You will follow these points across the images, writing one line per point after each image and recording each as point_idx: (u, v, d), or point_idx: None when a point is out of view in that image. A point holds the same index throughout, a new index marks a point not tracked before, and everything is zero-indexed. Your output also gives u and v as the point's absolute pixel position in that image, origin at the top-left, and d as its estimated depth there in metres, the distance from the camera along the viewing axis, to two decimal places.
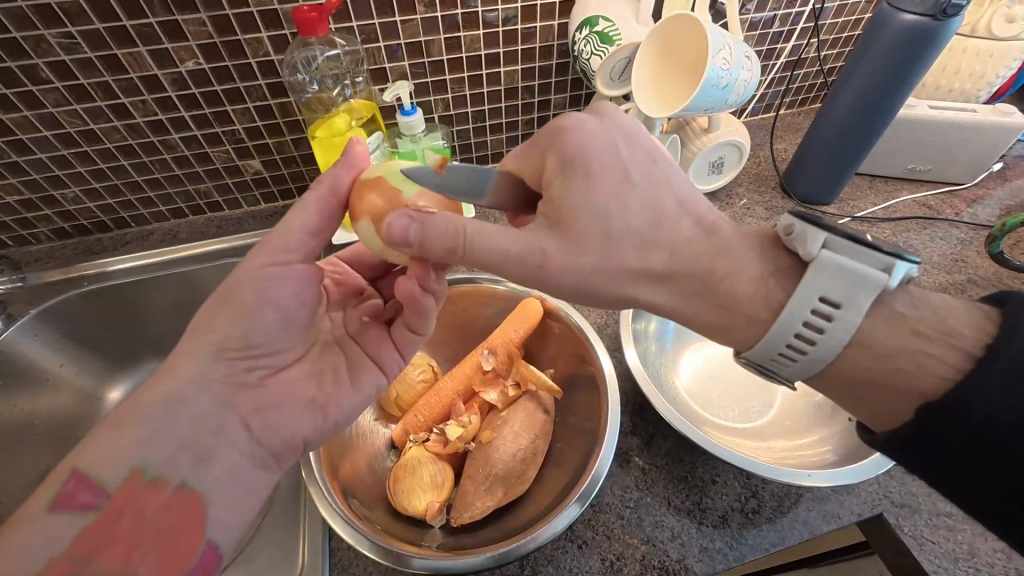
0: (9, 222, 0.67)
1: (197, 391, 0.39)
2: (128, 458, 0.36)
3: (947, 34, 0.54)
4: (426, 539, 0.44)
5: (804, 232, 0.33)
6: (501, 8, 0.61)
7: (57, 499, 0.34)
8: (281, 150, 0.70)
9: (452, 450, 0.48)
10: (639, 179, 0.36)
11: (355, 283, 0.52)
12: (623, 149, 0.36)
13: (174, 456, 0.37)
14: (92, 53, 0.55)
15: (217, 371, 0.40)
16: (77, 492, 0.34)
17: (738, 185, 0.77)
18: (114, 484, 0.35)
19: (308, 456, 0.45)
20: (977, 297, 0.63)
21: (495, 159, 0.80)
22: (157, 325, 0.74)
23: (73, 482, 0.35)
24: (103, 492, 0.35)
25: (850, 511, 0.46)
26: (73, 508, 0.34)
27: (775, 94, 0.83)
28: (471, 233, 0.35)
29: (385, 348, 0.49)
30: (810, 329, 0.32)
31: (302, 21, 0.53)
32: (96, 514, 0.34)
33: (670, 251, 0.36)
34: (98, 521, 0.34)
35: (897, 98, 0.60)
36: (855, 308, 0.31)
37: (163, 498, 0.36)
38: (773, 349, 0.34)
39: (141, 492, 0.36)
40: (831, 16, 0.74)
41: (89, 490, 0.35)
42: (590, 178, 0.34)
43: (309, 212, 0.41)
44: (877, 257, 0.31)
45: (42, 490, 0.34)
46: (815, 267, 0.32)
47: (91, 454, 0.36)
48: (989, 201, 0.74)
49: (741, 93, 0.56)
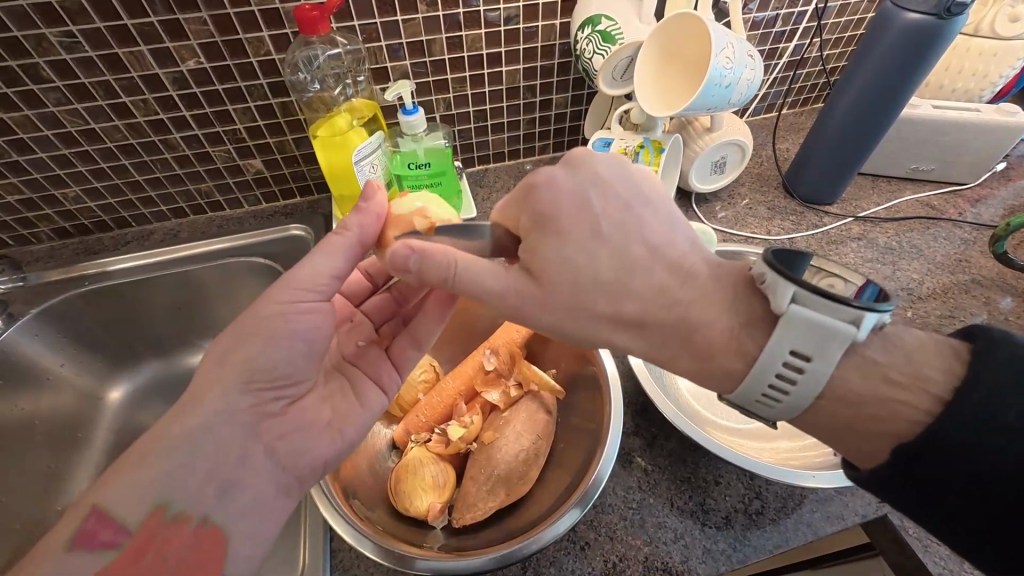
0: (9, 222, 0.67)
1: (219, 421, 0.38)
2: (151, 494, 0.35)
3: (950, 34, 0.54)
4: (428, 541, 0.44)
5: (774, 282, 0.32)
6: (502, 7, 0.61)
7: (75, 538, 0.33)
8: (281, 150, 0.70)
9: (453, 451, 0.48)
10: (610, 229, 0.36)
11: (345, 311, 0.54)
12: (599, 195, 0.37)
13: (196, 489, 0.37)
14: (92, 52, 0.55)
15: (243, 401, 0.39)
16: (97, 530, 0.34)
17: (740, 185, 0.77)
18: (136, 521, 0.35)
19: (318, 486, 0.44)
20: (980, 297, 0.62)
21: (496, 159, 0.79)
22: (158, 325, 0.74)
23: (92, 520, 0.34)
24: (125, 530, 0.34)
25: (854, 512, 0.45)
26: (93, 548, 0.33)
27: (777, 94, 0.83)
28: (462, 266, 0.36)
29: (385, 369, 0.49)
30: (783, 380, 0.32)
31: (303, 20, 0.53)
32: (118, 553, 0.34)
33: (651, 290, 0.35)
34: (121, 558, 0.33)
35: (899, 98, 0.59)
36: (824, 361, 0.31)
37: (185, 534, 0.36)
38: (757, 389, 0.33)
39: (165, 527, 0.35)
40: (833, 16, 0.74)
41: (111, 527, 0.34)
42: (563, 231, 0.35)
43: (335, 254, 0.43)
44: (847, 309, 0.30)
45: (58, 531, 0.33)
46: (784, 322, 0.31)
47: (111, 490, 0.35)
48: (991, 201, 0.74)
49: (743, 93, 0.56)
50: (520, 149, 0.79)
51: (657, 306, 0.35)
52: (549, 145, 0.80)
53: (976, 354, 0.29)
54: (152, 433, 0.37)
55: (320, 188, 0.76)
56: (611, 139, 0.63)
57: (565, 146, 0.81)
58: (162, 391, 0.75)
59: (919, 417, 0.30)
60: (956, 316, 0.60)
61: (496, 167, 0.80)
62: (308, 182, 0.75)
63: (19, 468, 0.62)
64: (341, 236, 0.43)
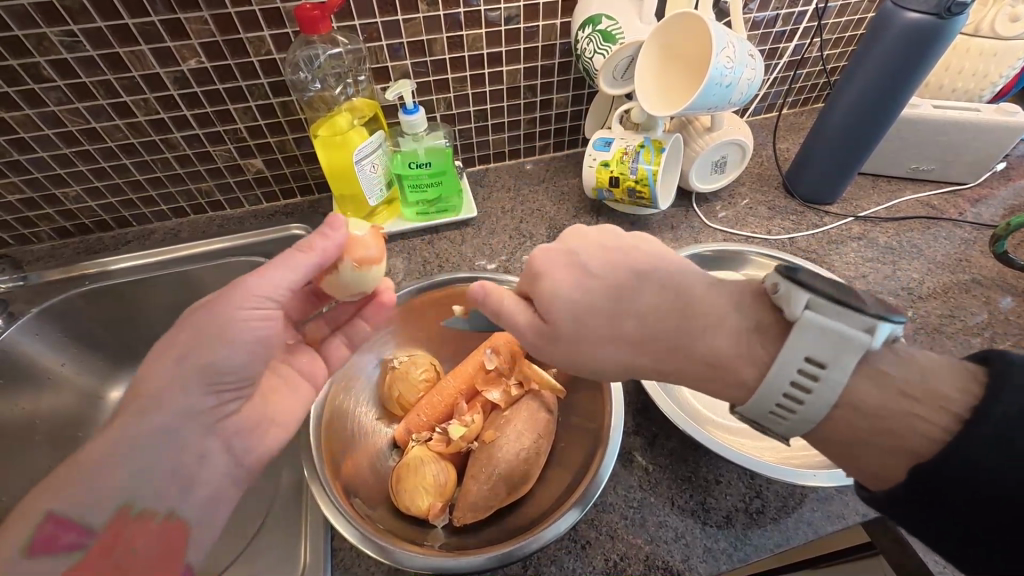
0: (9, 221, 0.67)
1: (181, 424, 0.39)
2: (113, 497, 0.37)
3: (950, 34, 0.54)
4: (428, 540, 0.44)
5: (788, 291, 0.34)
6: (503, 7, 0.61)
7: (33, 543, 0.35)
8: (282, 150, 0.70)
9: (454, 450, 0.48)
10: (602, 272, 0.38)
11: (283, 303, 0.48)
12: (587, 250, 0.40)
13: (157, 489, 0.39)
14: (93, 51, 0.55)
15: (204, 404, 0.40)
16: (58, 535, 0.35)
17: (740, 185, 0.77)
18: (100, 522, 0.37)
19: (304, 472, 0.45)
20: (981, 297, 0.62)
21: (496, 159, 0.79)
22: (158, 325, 0.74)
23: (49, 525, 0.35)
24: (88, 531, 0.36)
25: (854, 511, 0.45)
26: (57, 551, 0.35)
27: (777, 94, 0.83)
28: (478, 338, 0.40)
29: (321, 367, 0.50)
30: (804, 378, 0.32)
31: (304, 19, 0.53)
32: (84, 553, 0.36)
33: (653, 316, 0.37)
34: (88, 558, 0.36)
35: (899, 98, 0.59)
36: (839, 368, 0.31)
37: (151, 528, 0.38)
38: (769, 401, 0.34)
39: (130, 524, 0.38)
40: (834, 16, 0.74)
41: (73, 531, 0.36)
42: (555, 279, 0.39)
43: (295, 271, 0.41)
44: (860, 318, 0.31)
45: (17, 534, 0.34)
46: (799, 327, 0.32)
47: (65, 495, 0.36)
48: (992, 201, 0.74)
49: (743, 93, 0.56)
50: (521, 148, 0.79)
51: (661, 331, 0.37)
52: (549, 145, 0.80)
53: (992, 379, 0.29)
54: (103, 434, 0.38)
55: (320, 187, 0.76)
56: (612, 139, 0.64)
57: (565, 146, 0.81)
58: None
59: (928, 430, 0.30)
60: (956, 315, 0.60)
61: (497, 167, 0.80)
62: (308, 181, 0.75)
63: (18, 467, 0.62)
64: (303, 252, 0.41)
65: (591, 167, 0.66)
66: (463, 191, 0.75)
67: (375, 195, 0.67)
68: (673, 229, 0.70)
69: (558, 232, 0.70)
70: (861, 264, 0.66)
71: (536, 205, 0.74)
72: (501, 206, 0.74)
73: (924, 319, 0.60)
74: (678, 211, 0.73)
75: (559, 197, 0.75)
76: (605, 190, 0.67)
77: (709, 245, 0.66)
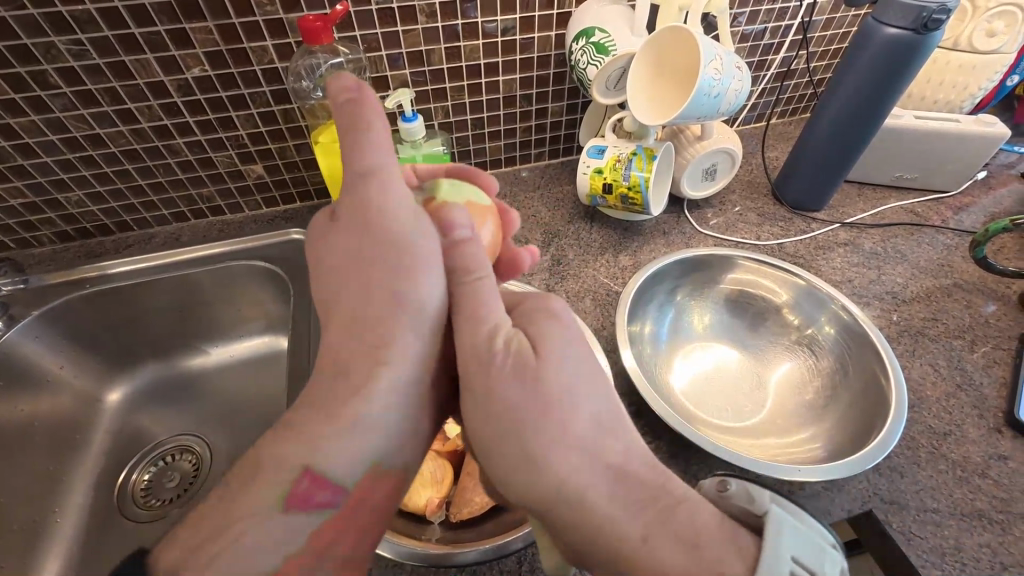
0: (13, 224, 0.68)
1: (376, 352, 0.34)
2: (364, 454, 0.33)
3: (928, 48, 0.56)
4: (426, 534, 0.46)
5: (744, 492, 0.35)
6: (500, 19, 0.63)
7: (288, 498, 0.31)
8: (283, 156, 0.71)
9: (450, 448, 0.51)
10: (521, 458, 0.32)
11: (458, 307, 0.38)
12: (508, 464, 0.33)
13: (400, 447, 0.36)
14: (100, 59, 0.56)
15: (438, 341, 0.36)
16: (312, 492, 0.32)
17: (731, 192, 0.79)
18: (351, 481, 0.33)
19: None
20: (962, 301, 0.64)
21: (493, 166, 0.81)
22: (158, 328, 0.75)
23: (305, 480, 0.32)
24: (341, 490, 0.33)
25: (840, 508, 0.47)
26: (310, 509, 0.32)
27: (766, 104, 0.86)
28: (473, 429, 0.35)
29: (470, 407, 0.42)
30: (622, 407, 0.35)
31: (307, 30, 0.54)
32: (336, 510, 0.33)
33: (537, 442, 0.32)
34: (337, 518, 0.33)
35: (881, 109, 0.62)
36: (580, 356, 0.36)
37: (389, 490, 0.35)
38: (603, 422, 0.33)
39: (374, 484, 0.34)
40: (819, 30, 0.77)
41: (328, 490, 0.32)
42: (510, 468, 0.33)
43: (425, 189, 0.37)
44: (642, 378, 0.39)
45: (269, 484, 0.31)
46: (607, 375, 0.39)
47: (309, 445, 0.32)
48: (974, 208, 0.76)
49: (731, 103, 0.58)
50: (516, 156, 0.81)
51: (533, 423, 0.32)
52: (545, 152, 0.82)
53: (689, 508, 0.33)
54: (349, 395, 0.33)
55: (320, 193, 0.78)
56: (606, 147, 0.66)
57: (561, 153, 0.83)
58: (161, 394, 0.75)
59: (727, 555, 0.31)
60: (939, 319, 0.62)
61: (493, 173, 0.82)
62: (308, 187, 0.77)
63: (18, 470, 0.62)
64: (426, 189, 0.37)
65: (585, 173, 0.68)
66: None
67: None
68: (665, 235, 0.72)
69: (554, 237, 0.72)
70: (847, 270, 0.68)
71: (531, 211, 0.76)
72: None
73: (907, 322, 0.62)
74: (670, 217, 0.75)
75: (554, 203, 0.77)
76: (599, 198, 0.69)
77: (699, 249, 0.68)
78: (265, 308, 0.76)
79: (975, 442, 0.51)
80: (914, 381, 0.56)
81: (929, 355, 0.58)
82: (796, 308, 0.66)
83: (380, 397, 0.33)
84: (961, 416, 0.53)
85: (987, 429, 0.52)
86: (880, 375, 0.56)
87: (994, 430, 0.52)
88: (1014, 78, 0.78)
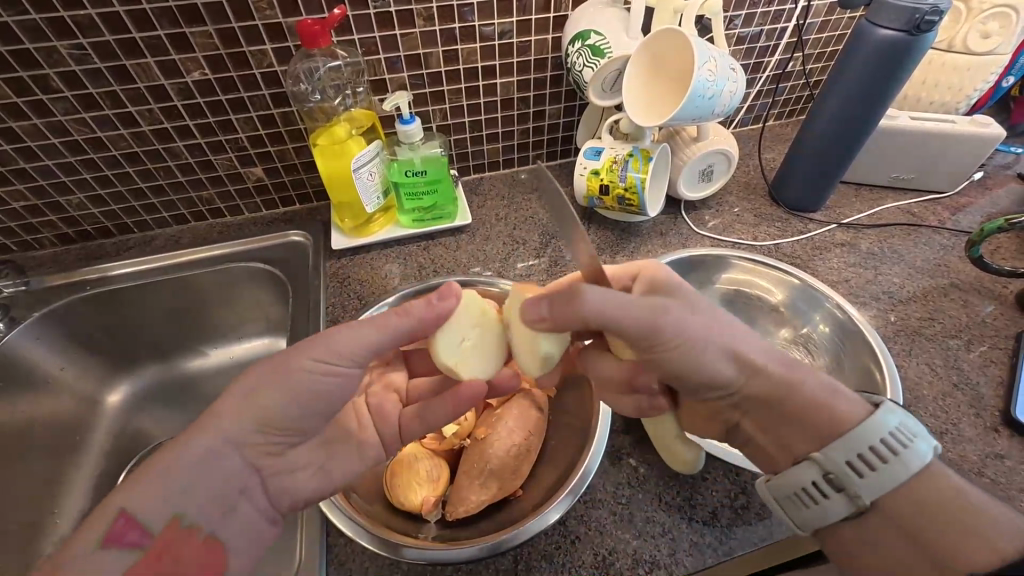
0: (14, 227, 0.69)
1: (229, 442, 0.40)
2: (170, 504, 0.38)
3: (921, 49, 0.56)
4: (422, 531, 0.48)
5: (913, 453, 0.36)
6: (497, 22, 0.64)
7: (104, 538, 0.35)
8: (282, 158, 0.72)
9: (447, 446, 0.52)
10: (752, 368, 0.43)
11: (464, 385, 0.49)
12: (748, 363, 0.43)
13: (208, 503, 0.40)
14: (101, 63, 0.57)
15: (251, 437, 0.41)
16: (124, 531, 0.36)
17: (729, 194, 0.79)
18: (158, 525, 0.37)
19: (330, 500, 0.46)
20: (959, 301, 0.64)
21: (491, 168, 0.82)
22: (158, 332, 0.75)
23: (120, 521, 0.36)
24: (148, 532, 0.36)
25: None
26: (122, 547, 0.35)
27: (763, 106, 0.86)
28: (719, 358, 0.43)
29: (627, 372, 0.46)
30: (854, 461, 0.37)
31: (305, 33, 0.55)
32: (143, 553, 0.36)
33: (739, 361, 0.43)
34: (144, 560, 0.36)
35: (876, 110, 0.62)
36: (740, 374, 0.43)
37: (195, 543, 0.39)
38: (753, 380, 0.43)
39: (179, 537, 0.38)
40: (814, 32, 0.78)
41: (137, 529, 0.36)
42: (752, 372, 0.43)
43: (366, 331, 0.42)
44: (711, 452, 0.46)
45: (87, 530, 0.35)
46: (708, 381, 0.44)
47: (133, 492, 0.37)
48: (971, 209, 0.76)
49: (726, 105, 0.59)
50: (514, 158, 0.81)
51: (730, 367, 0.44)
52: (542, 154, 0.82)
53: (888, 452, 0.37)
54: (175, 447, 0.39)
55: (319, 195, 0.78)
56: (602, 148, 0.66)
57: (558, 155, 0.83)
58: (161, 396, 0.76)
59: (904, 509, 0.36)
60: (936, 319, 0.62)
61: (491, 175, 0.82)
62: (307, 189, 0.77)
63: (19, 470, 0.63)
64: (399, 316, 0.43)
65: (582, 175, 0.68)
66: (459, 199, 0.77)
67: (372, 202, 0.69)
68: (663, 235, 0.72)
69: (551, 238, 0.72)
70: (844, 270, 0.68)
71: (529, 213, 0.76)
72: (496, 214, 0.76)
73: (904, 322, 0.62)
74: (667, 218, 0.75)
75: None
76: (596, 199, 0.69)
77: (694, 250, 0.69)
78: (265, 310, 0.76)
79: (971, 441, 0.51)
80: (911, 380, 0.56)
81: (926, 355, 0.58)
82: (790, 307, 0.66)
83: (196, 457, 0.39)
84: (958, 416, 0.53)
85: (984, 428, 0.52)
86: (874, 372, 0.56)
87: (991, 428, 0.52)
88: (1010, 78, 0.78)
